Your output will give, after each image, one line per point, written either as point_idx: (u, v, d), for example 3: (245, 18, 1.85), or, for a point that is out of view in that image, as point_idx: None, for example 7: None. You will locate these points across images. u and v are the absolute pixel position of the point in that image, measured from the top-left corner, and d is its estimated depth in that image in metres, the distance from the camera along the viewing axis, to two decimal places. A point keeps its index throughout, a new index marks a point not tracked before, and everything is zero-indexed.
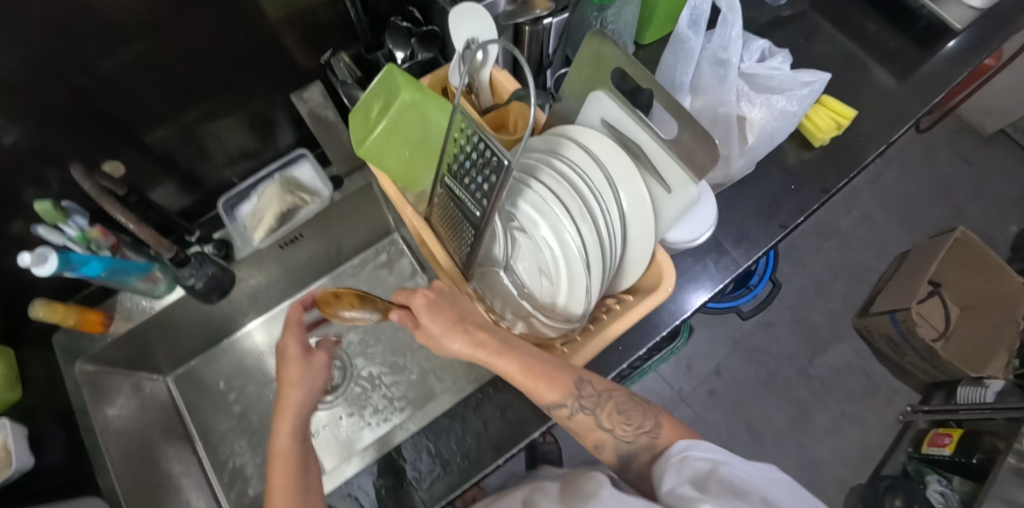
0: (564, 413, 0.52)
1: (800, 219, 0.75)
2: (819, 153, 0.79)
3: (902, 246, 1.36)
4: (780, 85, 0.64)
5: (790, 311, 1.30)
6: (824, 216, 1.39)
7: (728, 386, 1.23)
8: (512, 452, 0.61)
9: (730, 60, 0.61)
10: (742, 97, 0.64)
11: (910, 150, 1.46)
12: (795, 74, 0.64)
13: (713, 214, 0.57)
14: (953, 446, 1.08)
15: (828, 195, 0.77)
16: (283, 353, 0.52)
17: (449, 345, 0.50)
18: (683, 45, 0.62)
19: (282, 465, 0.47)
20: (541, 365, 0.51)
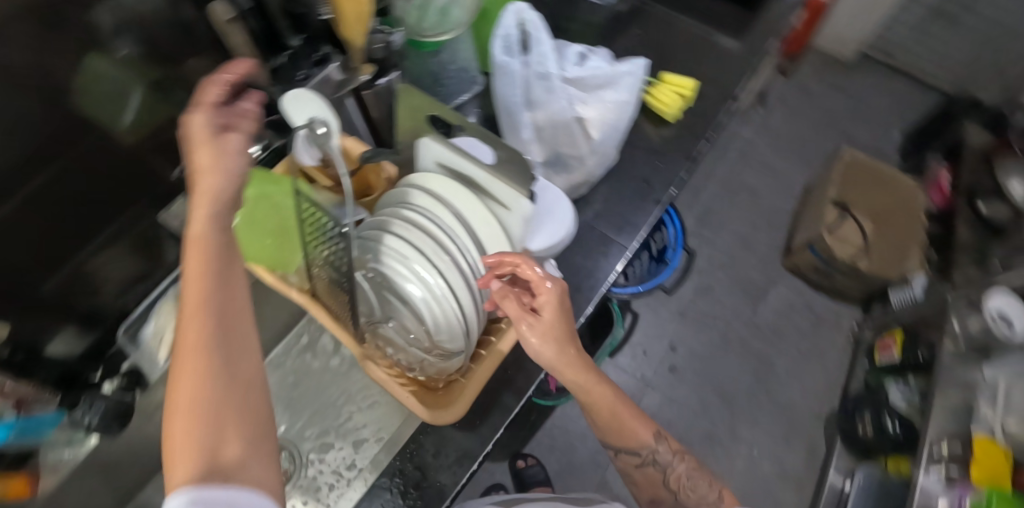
0: (634, 461, 0.61)
1: (671, 191, 0.79)
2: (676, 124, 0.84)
3: (803, 182, 1.45)
4: (605, 81, 0.68)
5: (724, 270, 1.35)
6: (728, 174, 1.47)
7: (688, 358, 1.26)
8: (462, 483, 0.65)
9: (550, 71, 0.64)
10: (574, 99, 0.67)
11: (787, 92, 1.57)
12: (614, 67, 0.68)
13: (571, 214, 0.59)
14: (899, 348, 1.16)
15: (693, 160, 0.82)
16: (205, 148, 0.37)
17: (542, 346, 0.52)
18: (506, 68, 0.64)
19: (190, 368, 0.32)
20: (625, 409, 0.58)
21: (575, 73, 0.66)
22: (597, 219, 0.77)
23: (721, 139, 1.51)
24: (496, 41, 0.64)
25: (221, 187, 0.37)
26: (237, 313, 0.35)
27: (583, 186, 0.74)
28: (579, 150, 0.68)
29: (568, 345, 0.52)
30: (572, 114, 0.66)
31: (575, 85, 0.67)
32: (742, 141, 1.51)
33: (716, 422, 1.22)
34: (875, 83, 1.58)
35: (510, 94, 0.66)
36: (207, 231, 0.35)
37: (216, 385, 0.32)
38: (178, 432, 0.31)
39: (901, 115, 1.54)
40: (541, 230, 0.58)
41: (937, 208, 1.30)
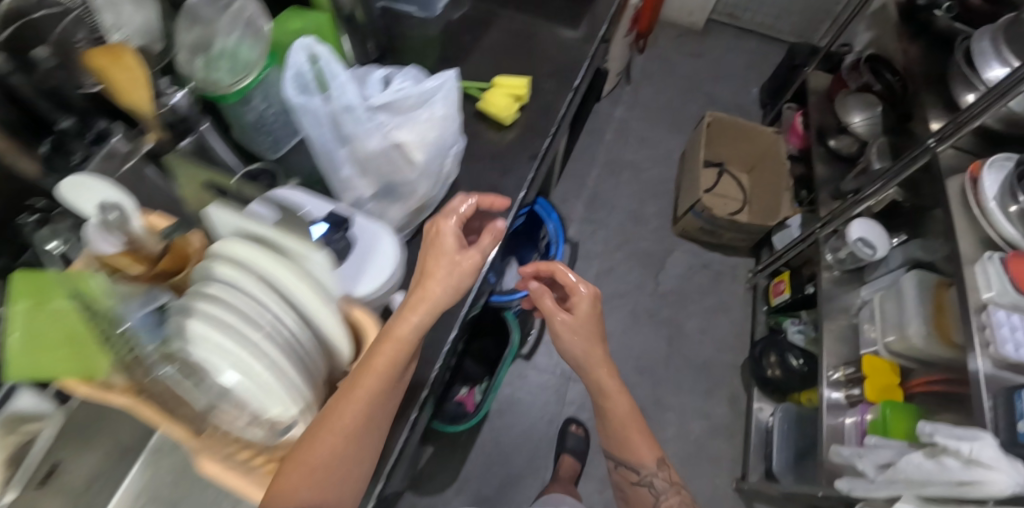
0: (632, 478, 0.88)
1: (523, 193, 0.79)
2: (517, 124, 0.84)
3: (678, 148, 1.52)
4: (418, 101, 0.63)
5: (622, 248, 1.39)
6: (609, 154, 1.51)
7: (603, 342, 1.28)
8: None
9: (352, 102, 0.59)
10: (387, 125, 0.62)
11: (650, 66, 1.64)
12: (424, 84, 0.63)
13: (392, 249, 0.56)
14: (789, 288, 1.23)
15: (539, 158, 0.82)
16: (436, 243, 0.54)
17: (586, 346, 0.78)
18: (307, 108, 0.60)
19: (319, 446, 0.46)
20: (639, 430, 0.84)
21: (383, 99, 0.61)
22: None
23: (596, 123, 1.55)
24: (288, 80, 0.59)
25: (399, 354, 0.49)
26: (382, 400, 0.49)
27: (428, 210, 0.71)
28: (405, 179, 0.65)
29: (603, 355, 0.78)
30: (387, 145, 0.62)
31: (388, 110, 0.63)
32: (616, 121, 1.56)
33: (642, 397, 1.25)
34: (728, 44, 1.68)
35: (319, 134, 0.61)
36: (406, 335, 0.49)
37: (338, 456, 0.47)
38: (295, 486, 0.44)
39: (754, 70, 1.65)
40: (359, 274, 0.54)
41: (797, 150, 1.41)
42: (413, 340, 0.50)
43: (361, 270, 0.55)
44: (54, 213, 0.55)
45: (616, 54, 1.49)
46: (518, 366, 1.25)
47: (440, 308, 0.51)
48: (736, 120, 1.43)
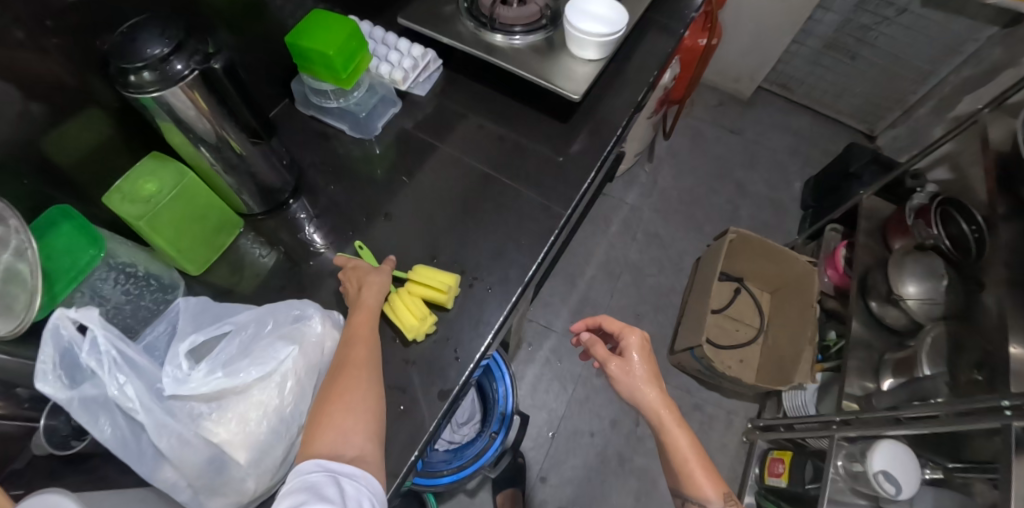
0: None
1: (414, 456, 0.56)
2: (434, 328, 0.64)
3: (693, 253, 1.29)
4: (248, 382, 0.47)
5: (601, 373, 1.20)
6: (609, 251, 1.28)
7: (559, 487, 1.11)
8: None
9: (138, 404, 0.43)
10: (199, 412, 0.45)
11: (678, 141, 1.42)
12: (253, 365, 0.47)
13: None
14: (788, 474, 1.04)
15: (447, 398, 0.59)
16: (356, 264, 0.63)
17: (645, 391, 0.64)
18: (82, 399, 0.43)
19: (349, 382, 0.49)
20: (705, 460, 0.62)
21: (190, 390, 0.44)
22: None
23: (603, 209, 1.32)
24: (48, 370, 0.42)
25: (372, 313, 0.57)
26: (375, 351, 0.53)
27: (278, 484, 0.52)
28: (226, 481, 0.47)
29: (657, 388, 0.64)
30: (196, 447, 0.45)
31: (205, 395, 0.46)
32: (627, 209, 1.33)
33: None
34: (774, 119, 1.48)
35: (102, 427, 0.44)
36: (371, 304, 0.57)
37: (367, 390, 0.49)
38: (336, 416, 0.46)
39: (800, 156, 1.43)
40: None
41: (833, 287, 1.15)
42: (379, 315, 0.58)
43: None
44: None
45: (636, 136, 1.24)
46: (457, 500, 1.10)
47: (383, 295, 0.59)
48: (769, 243, 1.15)
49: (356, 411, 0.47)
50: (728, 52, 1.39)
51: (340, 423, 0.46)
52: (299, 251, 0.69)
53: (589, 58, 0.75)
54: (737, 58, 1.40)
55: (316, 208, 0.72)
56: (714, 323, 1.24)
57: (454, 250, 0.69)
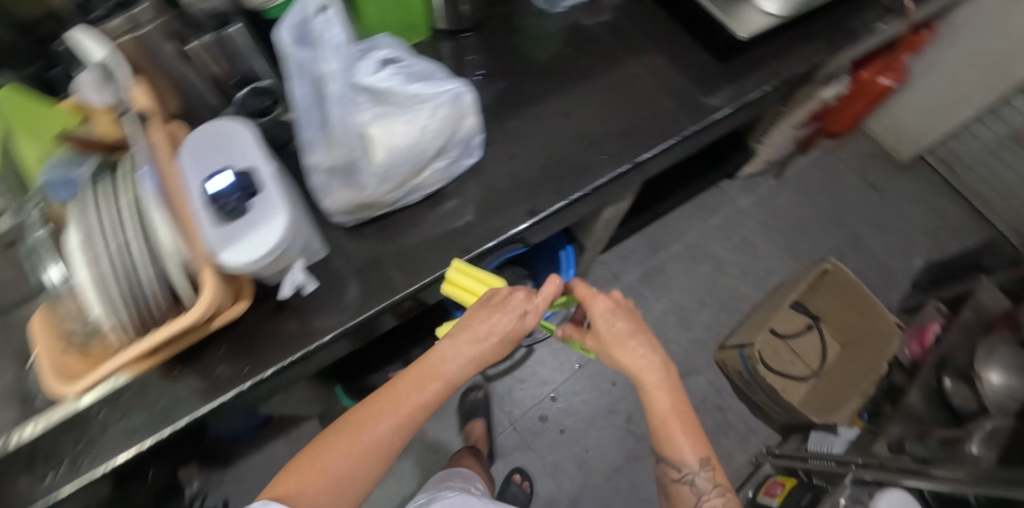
0: (672, 475, 0.61)
1: (489, 244, 0.69)
2: (541, 168, 0.74)
3: (780, 275, 1.28)
4: (403, 102, 0.58)
5: None
6: (699, 239, 1.30)
7: (564, 413, 1.17)
8: (76, 484, 0.61)
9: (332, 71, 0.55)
10: (363, 107, 0.57)
11: (812, 173, 1.39)
12: (411, 90, 0.58)
13: (270, 231, 0.53)
14: (782, 498, 1.01)
15: (534, 218, 0.71)
16: (487, 301, 0.60)
17: (618, 352, 0.61)
18: (296, 56, 0.57)
19: (351, 438, 0.54)
20: (684, 422, 0.60)
21: (370, 82, 0.56)
22: (398, 250, 0.69)
23: (711, 200, 1.33)
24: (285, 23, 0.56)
25: (429, 389, 0.57)
26: (398, 437, 0.56)
27: (379, 209, 0.65)
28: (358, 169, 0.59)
29: (638, 339, 0.61)
30: (352, 128, 0.57)
31: (374, 96, 0.58)
32: (734, 210, 1.33)
33: (563, 487, 1.13)
34: (923, 195, 1.40)
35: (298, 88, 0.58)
36: (438, 379, 0.58)
37: (358, 459, 0.53)
38: (322, 462, 0.52)
39: (933, 239, 1.35)
40: (233, 239, 0.52)
41: (910, 359, 1.12)
42: (437, 390, 0.58)
43: (238, 239, 0.53)
44: None
45: (775, 143, 1.24)
46: (474, 378, 1.19)
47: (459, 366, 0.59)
48: (867, 294, 1.11)
49: (336, 469, 0.52)
50: (903, 108, 1.34)
51: (320, 481, 0.51)
52: (460, 73, 0.81)
53: (770, 11, 0.80)
54: (911, 117, 1.34)
55: (485, 49, 0.84)
56: (775, 346, 1.21)
57: (578, 123, 0.78)
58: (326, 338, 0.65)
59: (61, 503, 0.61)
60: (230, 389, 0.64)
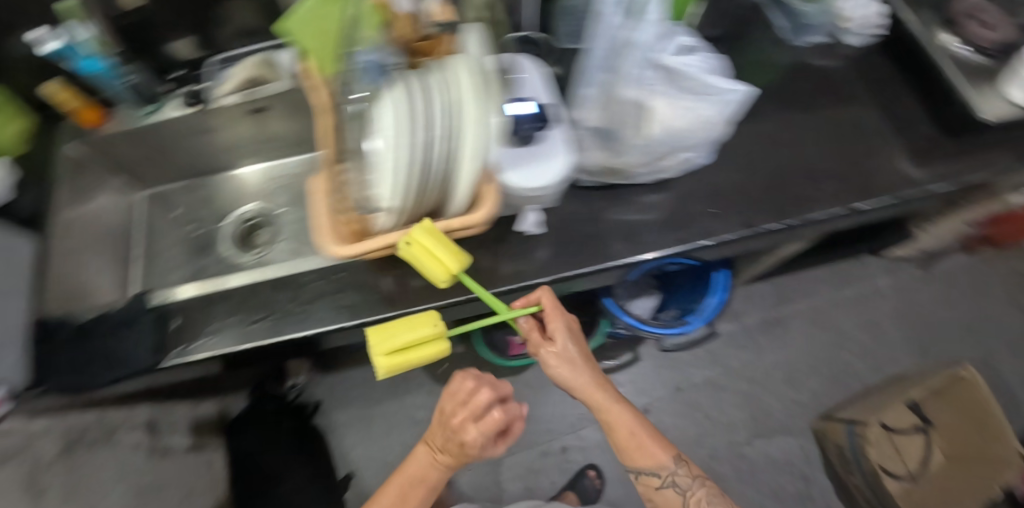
0: (654, 482, 0.68)
1: (701, 242, 0.72)
2: (759, 188, 0.77)
3: (901, 366, 1.20)
4: (690, 86, 0.63)
5: (747, 384, 1.19)
6: (828, 304, 1.25)
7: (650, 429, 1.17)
8: (281, 338, 0.67)
9: (642, 43, 0.59)
10: (651, 82, 0.63)
11: (960, 276, 1.33)
12: (703, 76, 0.62)
13: (552, 174, 0.57)
14: None
15: (750, 230, 0.73)
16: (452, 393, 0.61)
17: (557, 371, 0.67)
18: (606, 17, 0.60)
19: (402, 478, 0.69)
20: (643, 439, 0.68)
21: (670, 63, 0.61)
22: (615, 220, 0.72)
23: (850, 270, 1.28)
24: None
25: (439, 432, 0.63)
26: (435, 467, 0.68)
27: (618, 175, 0.72)
28: (627, 134, 0.66)
29: (569, 365, 0.66)
30: (637, 99, 0.64)
31: (665, 73, 0.63)
32: (871, 288, 1.27)
33: (630, 497, 1.15)
34: None
35: (593, 46, 0.63)
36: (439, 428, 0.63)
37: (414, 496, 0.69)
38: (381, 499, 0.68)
39: None
40: (518, 166, 0.57)
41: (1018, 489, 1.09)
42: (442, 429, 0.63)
43: (522, 167, 0.57)
44: None
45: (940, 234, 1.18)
46: None
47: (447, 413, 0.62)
48: (992, 407, 1.06)
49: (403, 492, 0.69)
50: None
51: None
52: None
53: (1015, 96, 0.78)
54: None
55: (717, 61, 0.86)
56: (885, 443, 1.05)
57: (795, 156, 0.80)
58: (528, 283, 0.69)
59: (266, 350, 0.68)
60: (431, 299, 0.69)
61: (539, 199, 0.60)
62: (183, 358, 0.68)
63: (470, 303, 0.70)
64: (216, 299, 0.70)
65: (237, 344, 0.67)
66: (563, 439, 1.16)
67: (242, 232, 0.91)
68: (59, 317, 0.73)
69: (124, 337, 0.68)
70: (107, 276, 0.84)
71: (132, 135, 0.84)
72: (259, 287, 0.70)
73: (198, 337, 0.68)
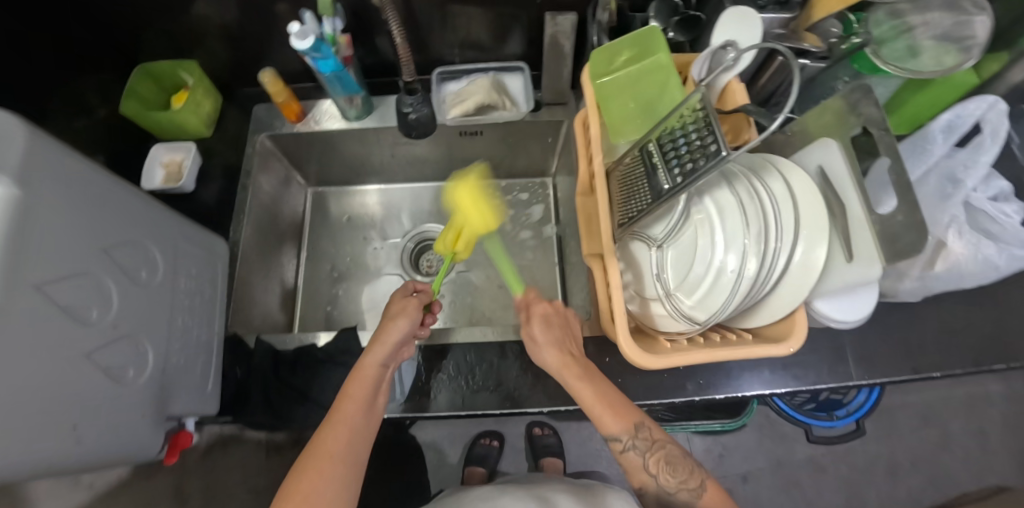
0: (616, 446, 0.59)
1: (935, 374, 0.66)
2: (989, 321, 0.68)
3: (1003, 479, 1.16)
4: (997, 232, 0.60)
5: (848, 469, 1.18)
6: (939, 402, 1.22)
7: (747, 496, 1.16)
8: (509, 411, 0.65)
9: (966, 180, 0.57)
10: (958, 222, 0.59)
11: None
12: (1020, 230, 0.59)
13: (870, 306, 0.54)
14: None
15: (977, 370, 0.66)
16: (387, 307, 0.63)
17: (544, 354, 0.60)
18: (929, 143, 0.60)
19: (322, 454, 0.52)
20: (611, 399, 0.59)
21: (983, 203, 0.59)
22: (853, 335, 0.68)
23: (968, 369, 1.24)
24: (960, 110, 0.58)
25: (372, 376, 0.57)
26: (359, 438, 0.54)
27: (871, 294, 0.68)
28: (909, 265, 0.62)
29: (558, 350, 0.60)
30: (940, 233, 0.60)
31: (967, 211, 0.61)
32: (981, 394, 1.22)
33: None
34: None
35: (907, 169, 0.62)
36: (371, 368, 0.57)
37: (328, 485, 0.51)
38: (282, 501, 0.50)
39: None
40: (837, 297, 0.54)
41: None
42: (381, 368, 0.58)
43: (839, 300, 0.54)
44: (688, 13, 0.64)
45: None
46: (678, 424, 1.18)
47: (391, 342, 0.59)
48: None
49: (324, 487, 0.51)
50: None
51: (340, 470, 0.52)
52: None
53: None
54: None
55: None
56: None
57: None
58: (772, 391, 0.66)
59: (485, 417, 0.66)
60: (653, 394, 0.66)
61: (840, 328, 0.56)
62: (396, 413, 0.65)
63: (700, 402, 0.68)
64: (436, 351, 0.68)
65: (458, 406, 0.65)
66: None
67: (413, 253, 0.89)
68: (251, 336, 0.69)
69: (337, 379, 0.64)
70: (275, 281, 0.79)
71: (323, 136, 0.79)
72: (483, 345, 0.68)
73: (414, 393, 0.66)
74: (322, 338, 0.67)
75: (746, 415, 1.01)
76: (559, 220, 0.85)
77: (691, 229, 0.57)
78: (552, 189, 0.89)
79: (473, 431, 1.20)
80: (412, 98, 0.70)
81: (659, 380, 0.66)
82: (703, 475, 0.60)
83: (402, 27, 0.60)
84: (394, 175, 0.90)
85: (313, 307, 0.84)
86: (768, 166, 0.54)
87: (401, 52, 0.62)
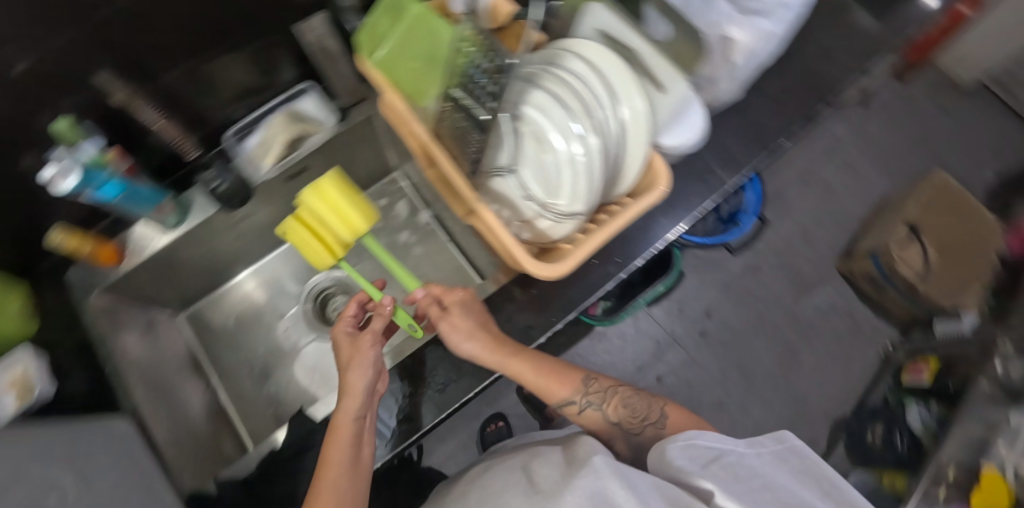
0: (574, 409, 0.67)
1: (783, 141, 0.75)
2: (795, 77, 0.77)
3: (880, 190, 1.38)
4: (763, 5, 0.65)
5: (776, 256, 1.33)
6: (810, 164, 1.40)
7: (719, 326, 1.27)
8: (482, 385, 0.67)
9: None
10: (724, 14, 0.66)
11: (890, 99, 1.45)
12: None
13: (703, 118, 0.59)
14: (931, 375, 1.16)
15: (809, 119, 0.76)
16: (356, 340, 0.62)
17: (465, 344, 0.61)
18: None
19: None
20: (552, 367, 0.66)
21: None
22: (708, 148, 0.75)
23: (813, 129, 1.43)
24: None
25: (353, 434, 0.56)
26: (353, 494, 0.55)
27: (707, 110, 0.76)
28: (714, 70, 0.68)
29: (481, 338, 0.61)
30: (718, 31, 0.66)
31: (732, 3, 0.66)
32: (832, 138, 1.42)
33: (730, 394, 1.24)
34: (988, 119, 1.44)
35: None
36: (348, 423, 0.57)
37: None
38: None
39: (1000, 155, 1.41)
40: (673, 127, 0.58)
41: (1012, 255, 1.24)
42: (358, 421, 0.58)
43: (673, 126, 0.58)
44: None
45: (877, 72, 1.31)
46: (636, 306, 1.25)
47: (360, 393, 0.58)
48: (967, 199, 1.26)
49: None
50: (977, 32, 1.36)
51: None
52: None
53: None
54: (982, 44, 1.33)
55: None
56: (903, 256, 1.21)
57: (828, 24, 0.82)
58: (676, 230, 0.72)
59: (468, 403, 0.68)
60: (588, 294, 0.70)
61: (691, 151, 0.61)
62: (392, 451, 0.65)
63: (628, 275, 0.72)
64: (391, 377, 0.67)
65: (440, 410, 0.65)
66: (659, 371, 1.23)
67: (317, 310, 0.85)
68: (209, 482, 0.64)
69: None
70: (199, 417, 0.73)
71: (156, 258, 0.72)
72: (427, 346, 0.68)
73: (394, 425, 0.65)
74: (279, 436, 0.64)
75: (670, 274, 1.08)
76: (429, 201, 0.84)
77: (526, 145, 0.60)
78: (405, 179, 0.87)
79: (475, 427, 1.19)
80: (210, 176, 0.68)
81: (586, 278, 0.70)
82: (662, 404, 0.66)
83: (156, 112, 0.63)
84: (253, 253, 0.85)
85: (256, 418, 0.79)
86: (556, 55, 0.57)
87: (170, 135, 0.66)
